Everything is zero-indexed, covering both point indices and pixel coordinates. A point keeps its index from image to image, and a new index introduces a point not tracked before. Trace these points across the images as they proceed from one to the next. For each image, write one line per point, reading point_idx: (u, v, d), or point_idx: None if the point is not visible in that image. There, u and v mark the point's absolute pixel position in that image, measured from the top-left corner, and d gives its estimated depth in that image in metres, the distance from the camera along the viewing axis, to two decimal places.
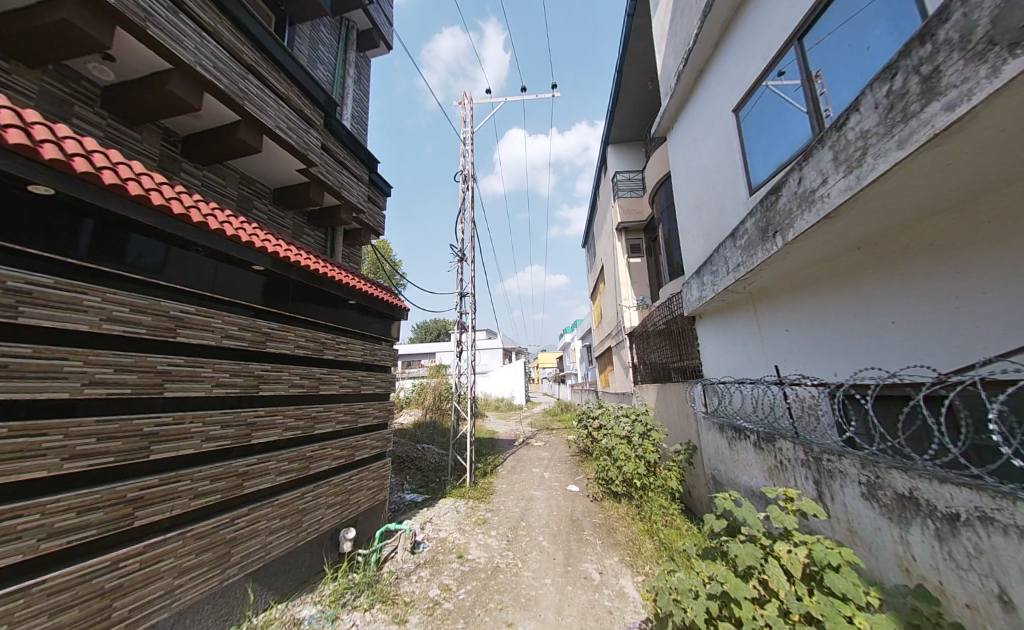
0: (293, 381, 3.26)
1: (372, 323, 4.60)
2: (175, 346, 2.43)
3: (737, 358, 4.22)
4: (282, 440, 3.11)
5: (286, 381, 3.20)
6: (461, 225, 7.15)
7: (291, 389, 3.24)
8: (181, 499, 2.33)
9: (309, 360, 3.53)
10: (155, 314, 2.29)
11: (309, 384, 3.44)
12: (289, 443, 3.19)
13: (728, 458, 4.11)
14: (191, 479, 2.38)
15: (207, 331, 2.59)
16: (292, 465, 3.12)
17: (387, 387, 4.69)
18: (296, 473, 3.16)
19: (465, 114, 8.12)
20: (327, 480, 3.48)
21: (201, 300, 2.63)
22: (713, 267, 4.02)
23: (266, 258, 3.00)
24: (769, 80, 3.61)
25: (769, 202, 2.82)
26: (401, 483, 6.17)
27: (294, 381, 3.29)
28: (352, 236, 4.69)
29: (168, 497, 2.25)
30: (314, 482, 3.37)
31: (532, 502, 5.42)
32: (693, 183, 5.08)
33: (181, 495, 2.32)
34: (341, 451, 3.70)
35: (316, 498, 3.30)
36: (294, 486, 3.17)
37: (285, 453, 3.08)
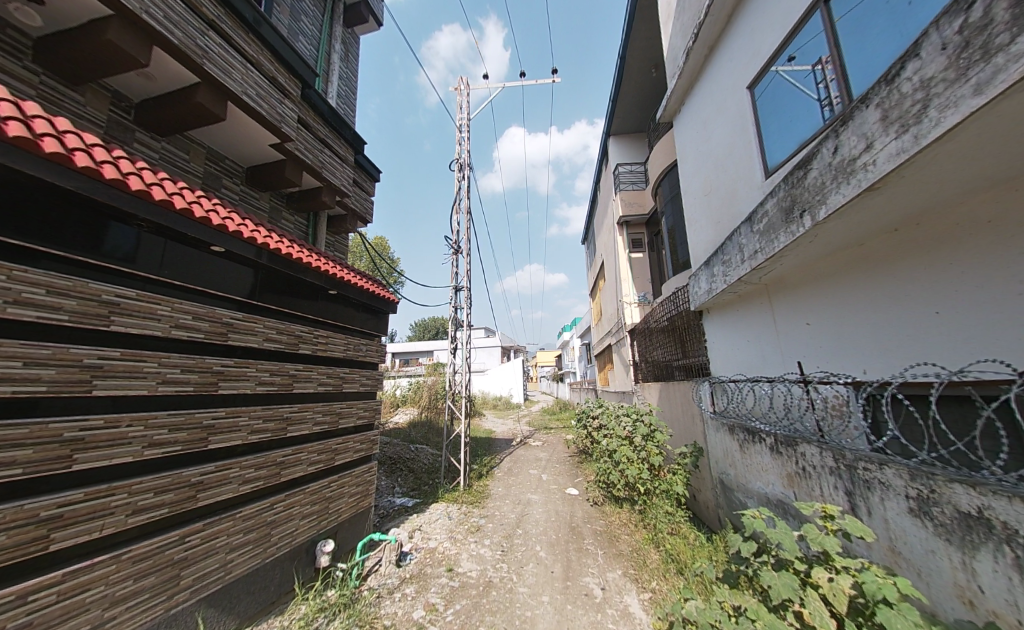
0: (260, 378, 2.93)
1: (358, 316, 4.27)
2: (108, 336, 2.10)
3: (749, 354, 3.93)
4: (246, 445, 2.78)
5: (252, 379, 2.87)
6: (456, 215, 6.83)
7: (258, 387, 2.92)
8: (114, 516, 1.99)
9: (281, 355, 3.21)
10: (81, 298, 1.95)
11: (281, 382, 3.12)
12: (255, 448, 2.86)
13: (739, 462, 3.82)
14: (128, 493, 2.06)
15: (149, 320, 2.26)
16: (258, 472, 2.80)
17: (373, 385, 4.38)
18: (263, 481, 2.83)
19: (461, 101, 7.78)
20: (302, 488, 3.16)
21: (144, 283, 2.29)
22: (725, 256, 3.71)
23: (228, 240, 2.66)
24: (779, 65, 3.42)
25: (796, 178, 2.51)
26: (391, 486, 5.87)
27: (262, 379, 2.96)
28: (336, 222, 4.35)
29: (95, 514, 1.92)
30: (287, 490, 3.05)
31: (529, 507, 5.13)
32: (703, 169, 4.77)
33: (114, 511, 1.99)
34: (319, 455, 3.38)
35: (288, 509, 2.97)
36: (261, 496, 2.84)
37: (250, 459, 2.75)
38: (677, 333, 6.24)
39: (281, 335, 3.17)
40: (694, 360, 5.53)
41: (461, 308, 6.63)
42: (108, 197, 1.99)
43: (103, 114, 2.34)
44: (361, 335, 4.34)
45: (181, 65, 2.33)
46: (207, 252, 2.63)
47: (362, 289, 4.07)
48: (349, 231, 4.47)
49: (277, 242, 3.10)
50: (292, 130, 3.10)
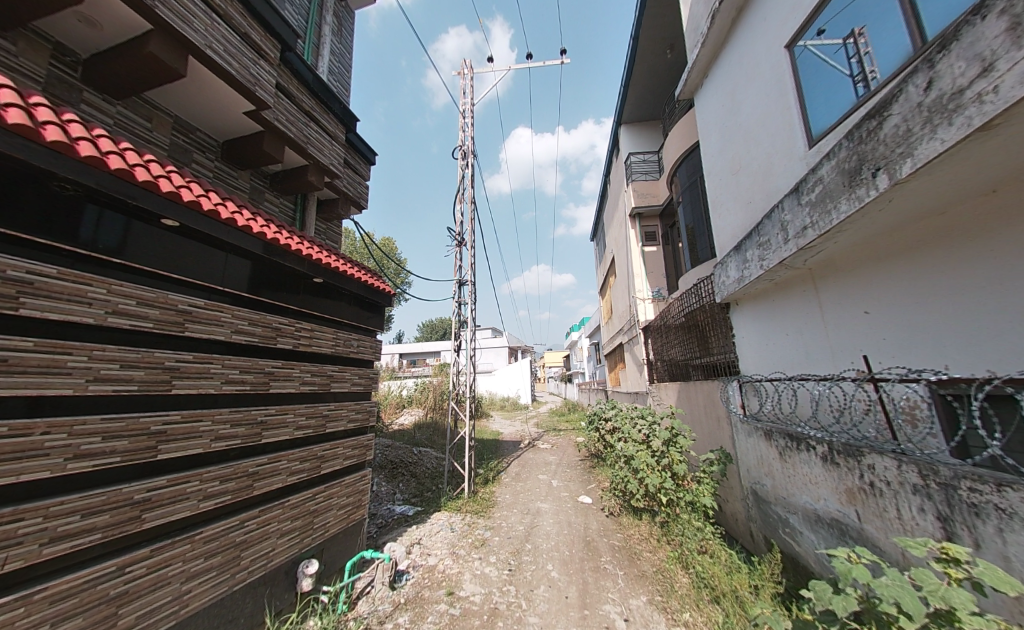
0: (226, 377, 2.51)
1: (352, 309, 3.90)
2: (19, 323, 1.67)
3: (788, 350, 3.45)
4: (210, 454, 2.40)
5: (218, 376, 2.47)
6: (459, 205, 6.45)
7: (224, 387, 2.51)
8: (24, 546, 1.59)
9: (256, 350, 2.81)
10: None
11: (254, 381, 2.72)
12: (219, 457, 2.47)
13: (779, 472, 3.35)
14: (45, 516, 1.65)
15: (74, 302, 1.82)
16: (225, 486, 2.41)
17: (367, 385, 4.00)
18: (231, 495, 2.45)
19: (465, 85, 7.38)
20: (281, 501, 2.79)
21: (70, 260, 1.85)
22: (762, 238, 3.25)
23: (186, 212, 2.24)
24: (808, 39, 3.15)
25: (865, 131, 2.05)
26: (392, 493, 5.51)
27: (229, 377, 2.55)
28: (327, 206, 4.00)
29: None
30: (261, 505, 2.67)
31: (538, 517, 4.72)
32: (729, 145, 4.30)
33: (24, 541, 1.59)
34: (299, 465, 2.98)
35: (262, 527, 2.61)
36: (229, 512, 2.47)
37: (214, 470, 2.36)
38: (697, 329, 5.75)
39: (256, 325, 2.79)
40: (718, 358, 5.04)
41: (464, 303, 6.25)
42: (8, 144, 1.50)
43: (42, 67, 2.02)
44: (354, 331, 3.96)
45: (129, 8, 1.97)
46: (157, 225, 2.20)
47: (354, 279, 3.71)
48: (341, 217, 4.11)
49: (250, 220, 2.70)
50: (271, 98, 2.78)
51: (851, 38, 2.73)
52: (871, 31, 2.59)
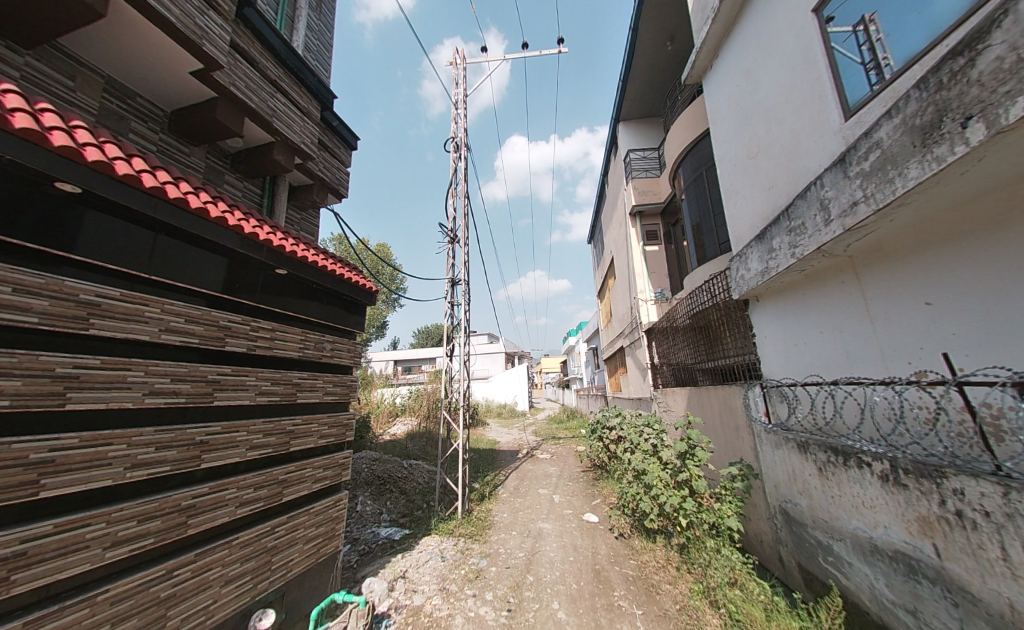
0: (150, 387, 2.02)
1: (330, 307, 3.43)
2: None
3: (822, 350, 3.05)
4: (126, 487, 1.91)
5: (139, 387, 1.97)
6: (452, 200, 6.03)
7: (147, 401, 2.00)
8: None
9: (196, 354, 2.31)
10: None
11: (190, 393, 2.21)
12: (139, 491, 1.96)
13: (819, 492, 2.91)
14: None
15: None
16: (145, 526, 1.93)
17: (344, 394, 3.47)
18: (153, 539, 1.96)
19: (458, 74, 6.96)
20: (228, 540, 2.30)
21: None
22: (793, 223, 2.86)
23: (94, 176, 1.77)
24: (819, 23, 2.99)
25: (948, 74, 1.66)
26: (378, 513, 4.98)
27: (155, 388, 2.05)
28: (300, 192, 3.56)
29: None
30: (200, 545, 2.18)
31: (540, 541, 4.23)
32: (745, 127, 3.95)
33: None
34: (250, 494, 2.48)
35: (200, 575, 2.12)
36: (152, 558, 1.98)
37: (129, 507, 1.87)
38: (708, 331, 5.33)
39: (199, 323, 2.29)
40: (733, 360, 4.62)
41: (457, 304, 5.79)
42: None
43: None
44: (331, 332, 3.47)
45: None
46: (51, 188, 1.71)
47: (330, 273, 3.24)
48: (317, 205, 3.66)
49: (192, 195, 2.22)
50: (223, 58, 2.36)
51: (860, 26, 2.67)
52: (883, 18, 2.52)
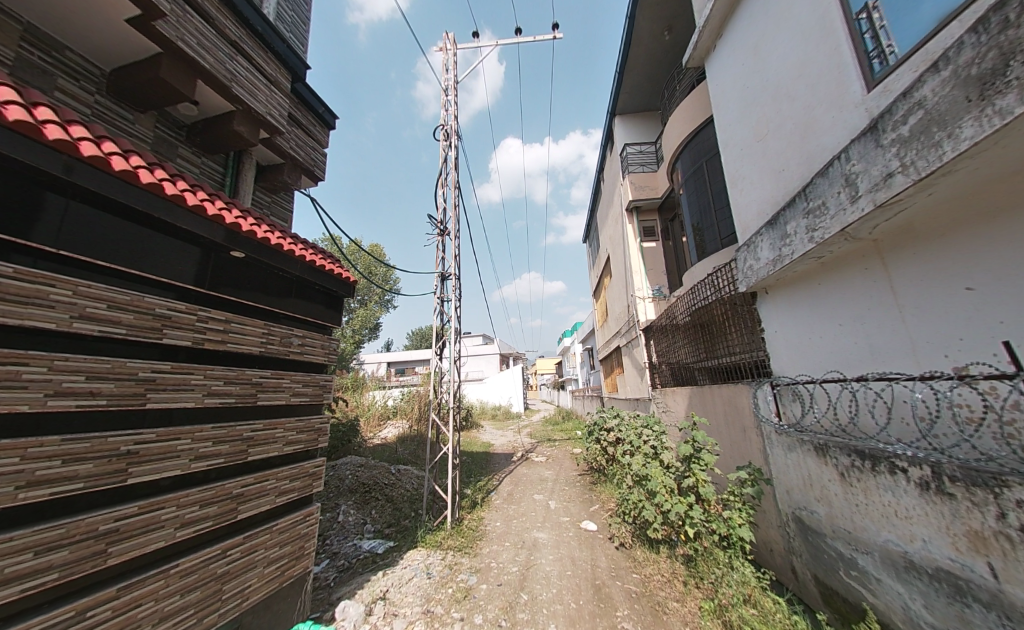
0: (55, 387, 1.56)
1: (305, 298, 2.96)
2: None
3: (841, 344, 2.80)
4: (20, 509, 1.47)
5: (38, 387, 1.51)
6: (442, 190, 5.71)
7: (50, 404, 1.54)
8: None
9: (127, 348, 1.82)
10: None
11: (114, 394, 1.74)
12: (36, 515, 1.51)
13: (841, 500, 2.65)
14: None
15: None
16: (45, 558, 1.49)
17: (317, 395, 2.89)
18: (54, 576, 1.51)
19: (447, 60, 6.65)
20: (165, 569, 1.84)
21: None
22: (812, 203, 2.61)
23: None
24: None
25: (1016, 10, 1.40)
26: (360, 524, 4.64)
27: (63, 388, 1.59)
28: (269, 172, 3.23)
29: None
30: (127, 576, 1.74)
31: (535, 553, 3.92)
32: (752, 108, 3.71)
33: None
34: (195, 513, 2.00)
35: (125, 614, 1.68)
36: (57, 597, 1.55)
37: (22, 536, 1.43)
38: (711, 328, 5.06)
39: (124, 308, 1.78)
40: (737, 358, 4.36)
41: (447, 300, 5.46)
42: None
43: None
44: (306, 328, 2.96)
45: None
46: None
47: (299, 257, 2.77)
48: (291, 188, 3.33)
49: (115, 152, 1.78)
50: (166, 4, 2.02)
51: (865, 12, 2.52)
52: (886, 7, 2.40)
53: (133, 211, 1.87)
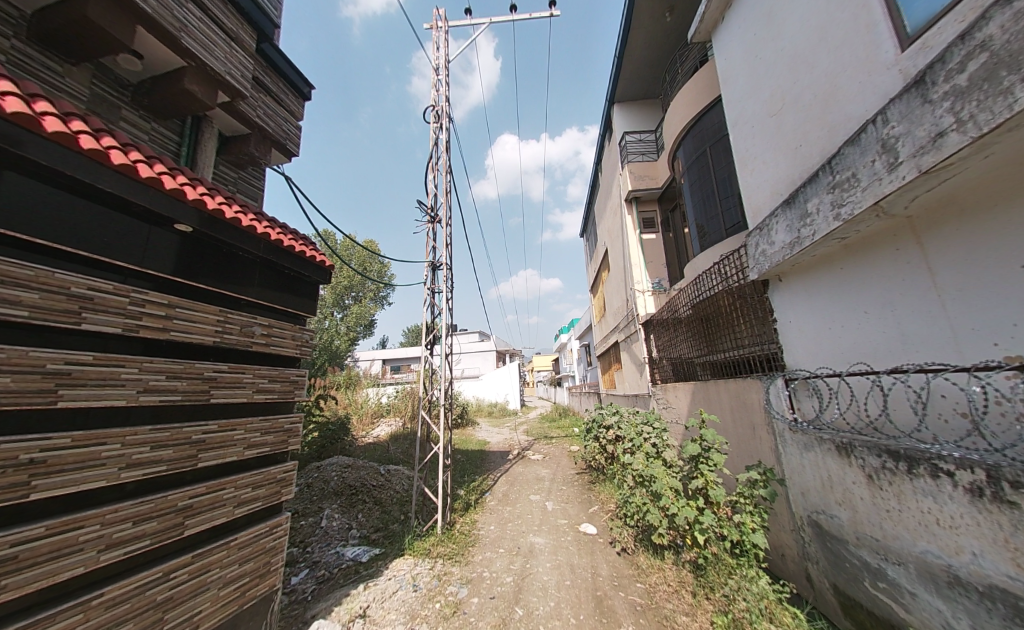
0: None
1: (274, 283, 2.63)
2: None
3: (867, 334, 2.54)
4: None
5: None
6: (433, 174, 5.38)
7: None
8: None
9: (30, 334, 1.49)
10: None
11: (11, 390, 1.40)
12: None
13: (868, 504, 2.41)
14: None
15: None
16: None
17: (287, 392, 2.57)
18: None
19: (438, 37, 6.26)
20: (88, 600, 1.54)
21: None
22: (839, 176, 2.35)
23: None
24: None
25: None
26: (345, 530, 4.35)
27: None
28: (234, 144, 2.90)
29: None
30: (35, 610, 1.44)
31: (531, 560, 3.67)
32: (764, 81, 3.43)
33: None
34: (128, 531, 1.70)
35: None
36: None
37: None
38: (715, 320, 4.80)
39: (28, 287, 1.45)
40: (745, 352, 4.09)
41: (438, 291, 5.16)
42: None
43: None
44: (274, 318, 2.62)
45: None
46: None
47: (264, 236, 2.44)
48: (260, 163, 3.01)
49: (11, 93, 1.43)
50: None
51: None
52: None
53: (45, 171, 1.52)
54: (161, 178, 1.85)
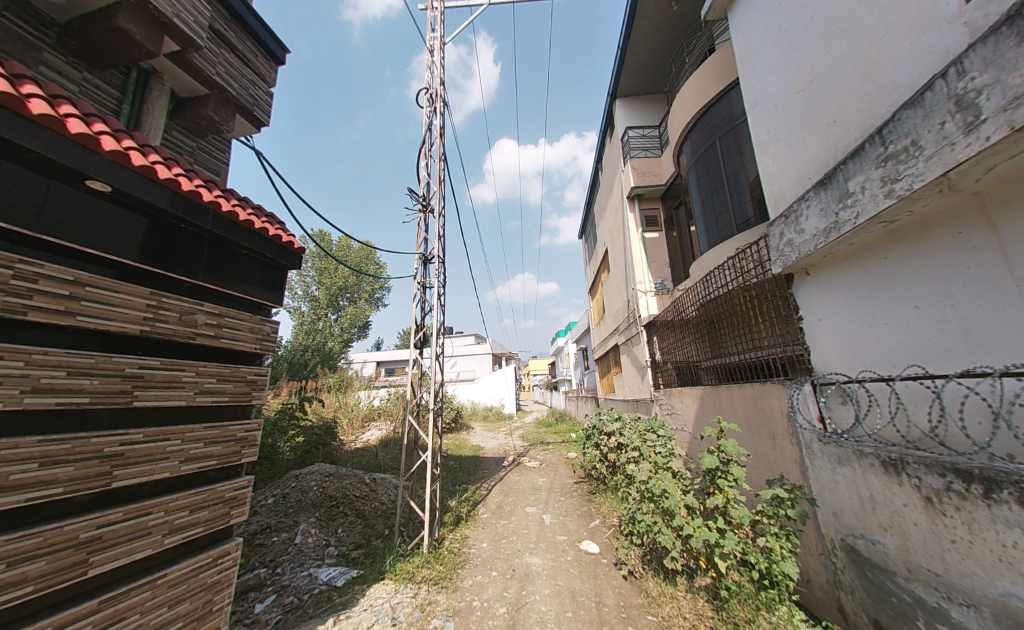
0: None
1: (230, 266, 2.23)
2: None
3: (919, 333, 2.20)
4: None
5: None
6: (425, 160, 5.03)
7: None
8: None
9: None
10: None
11: None
12: None
13: (924, 532, 2.05)
14: None
15: None
16: None
17: (242, 394, 2.15)
18: None
19: (433, 18, 5.92)
20: None
21: None
22: (894, 146, 2.01)
23: None
24: None
25: None
26: (321, 548, 3.93)
27: None
28: (190, 106, 2.53)
29: None
30: None
31: (527, 586, 3.26)
32: (791, 53, 3.10)
33: None
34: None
35: None
36: None
37: None
38: (726, 320, 4.46)
39: None
40: (763, 354, 3.74)
41: (429, 286, 4.78)
42: None
43: None
44: (229, 306, 2.21)
45: None
46: None
47: (214, 206, 2.03)
48: (223, 132, 2.67)
49: None
50: None
51: None
52: None
53: None
54: (63, 120, 1.45)
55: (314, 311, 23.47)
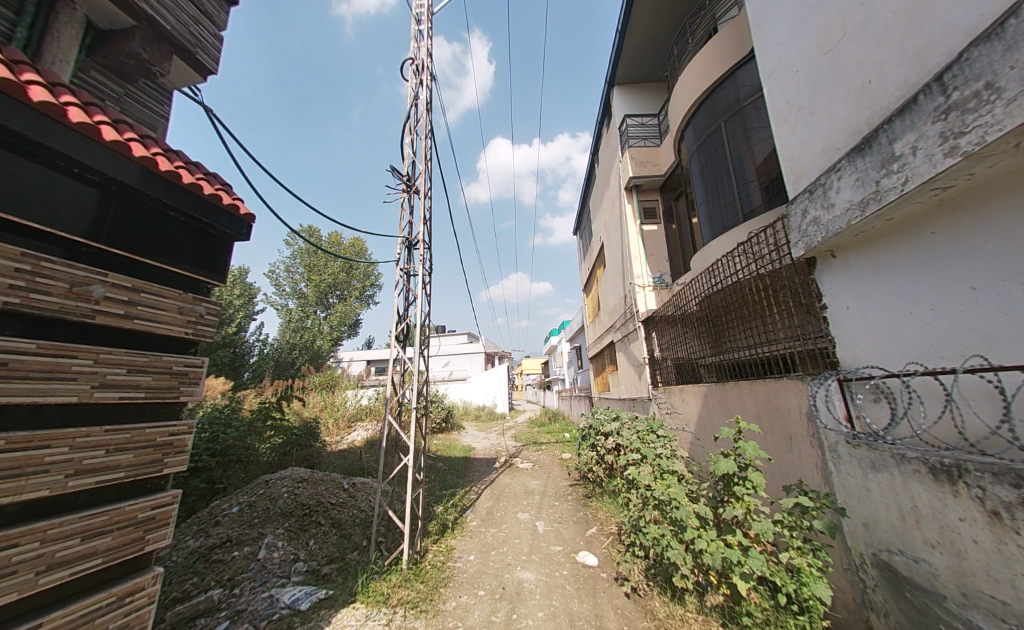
0: None
1: (152, 231, 1.81)
2: None
3: (975, 318, 1.89)
4: None
5: None
6: (410, 137, 4.62)
7: None
8: None
9: None
10: None
11: None
12: None
13: (990, 552, 1.74)
14: None
15: None
16: None
17: (165, 390, 1.73)
18: None
19: None
20: None
21: None
22: (959, 94, 1.69)
23: None
24: None
25: None
26: (288, 564, 3.49)
27: None
28: (110, 39, 2.08)
29: None
30: None
31: (519, 609, 2.87)
32: (816, 9, 2.78)
33: None
34: None
35: None
36: None
37: None
38: (733, 313, 4.14)
39: None
40: (777, 348, 3.43)
41: (414, 273, 4.38)
42: None
43: None
44: (151, 281, 1.80)
45: None
46: None
47: (125, 149, 1.63)
48: (156, 75, 2.27)
49: None
50: None
51: None
52: None
53: None
54: None
55: (303, 309, 22.82)
